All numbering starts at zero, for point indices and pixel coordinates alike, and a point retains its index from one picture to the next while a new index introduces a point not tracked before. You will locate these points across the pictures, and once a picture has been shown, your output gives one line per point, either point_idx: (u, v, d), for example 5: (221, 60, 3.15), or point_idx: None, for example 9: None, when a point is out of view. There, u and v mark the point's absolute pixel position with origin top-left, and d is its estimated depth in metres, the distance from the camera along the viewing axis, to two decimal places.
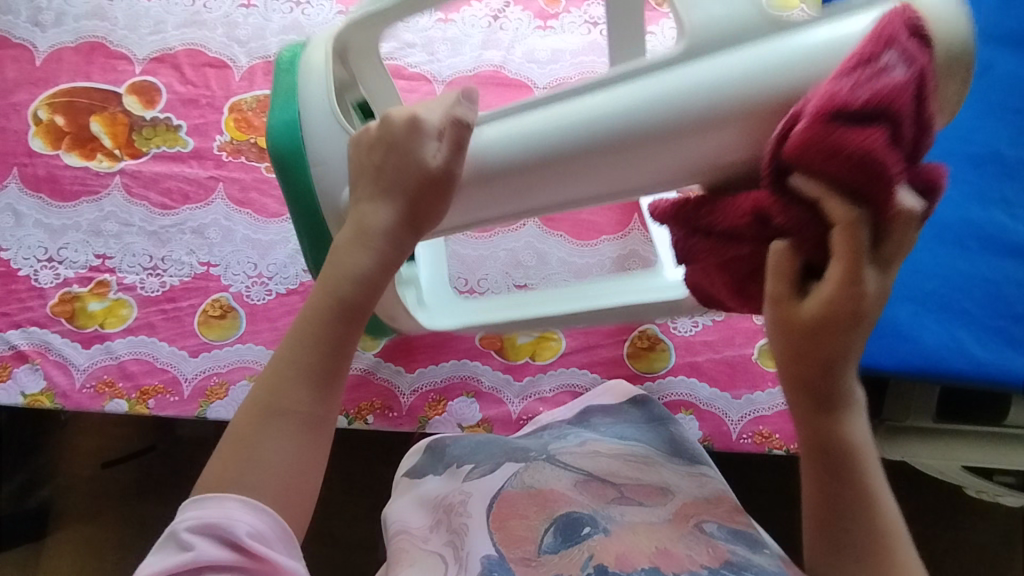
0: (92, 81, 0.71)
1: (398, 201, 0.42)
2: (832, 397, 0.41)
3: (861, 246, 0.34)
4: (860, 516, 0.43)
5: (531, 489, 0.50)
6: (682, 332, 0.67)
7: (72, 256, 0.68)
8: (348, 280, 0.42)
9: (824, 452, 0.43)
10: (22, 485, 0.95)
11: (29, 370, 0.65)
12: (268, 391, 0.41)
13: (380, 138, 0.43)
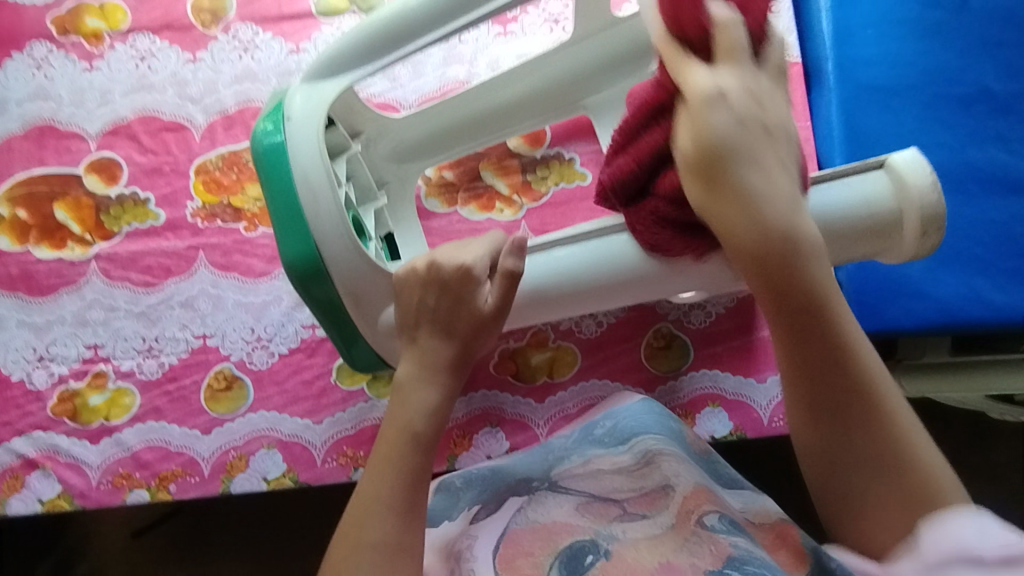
0: (49, 166, 0.68)
1: (455, 343, 0.47)
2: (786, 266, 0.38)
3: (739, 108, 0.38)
4: (863, 419, 0.39)
5: (536, 524, 0.49)
6: (696, 326, 0.65)
7: (62, 352, 0.65)
8: (421, 416, 0.46)
9: (783, 299, 0.39)
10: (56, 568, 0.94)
11: (42, 476, 0.63)
12: (355, 528, 0.43)
13: (428, 285, 0.47)
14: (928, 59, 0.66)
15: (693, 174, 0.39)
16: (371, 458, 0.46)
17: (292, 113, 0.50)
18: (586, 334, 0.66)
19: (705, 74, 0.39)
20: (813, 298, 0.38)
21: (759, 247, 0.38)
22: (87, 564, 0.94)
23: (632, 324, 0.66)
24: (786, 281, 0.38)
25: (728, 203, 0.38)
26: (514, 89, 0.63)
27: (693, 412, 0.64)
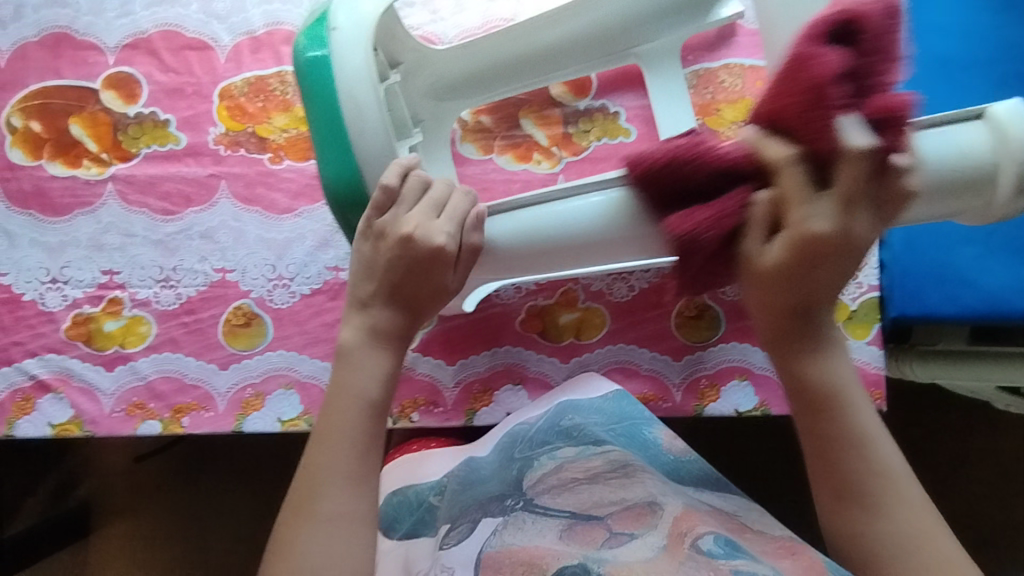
0: (64, 78, 0.64)
1: (406, 313, 0.48)
2: (813, 330, 0.45)
3: (798, 183, 0.38)
4: (852, 458, 0.45)
5: (511, 547, 0.49)
6: (730, 297, 0.63)
7: (77, 275, 0.63)
8: (374, 384, 0.48)
9: (804, 398, 0.46)
10: (58, 486, 0.96)
11: (54, 399, 0.62)
12: (308, 499, 0.45)
13: (389, 254, 0.46)
14: (998, 35, 0.62)
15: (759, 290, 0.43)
16: (318, 427, 0.48)
17: (338, 24, 0.46)
18: (618, 297, 0.64)
19: (811, 193, 0.38)
20: (832, 404, 0.46)
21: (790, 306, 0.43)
22: (88, 486, 0.96)
23: (665, 291, 0.64)
24: (829, 404, 0.46)
25: (785, 270, 0.40)
26: (558, 34, 0.59)
27: (719, 385, 0.62)
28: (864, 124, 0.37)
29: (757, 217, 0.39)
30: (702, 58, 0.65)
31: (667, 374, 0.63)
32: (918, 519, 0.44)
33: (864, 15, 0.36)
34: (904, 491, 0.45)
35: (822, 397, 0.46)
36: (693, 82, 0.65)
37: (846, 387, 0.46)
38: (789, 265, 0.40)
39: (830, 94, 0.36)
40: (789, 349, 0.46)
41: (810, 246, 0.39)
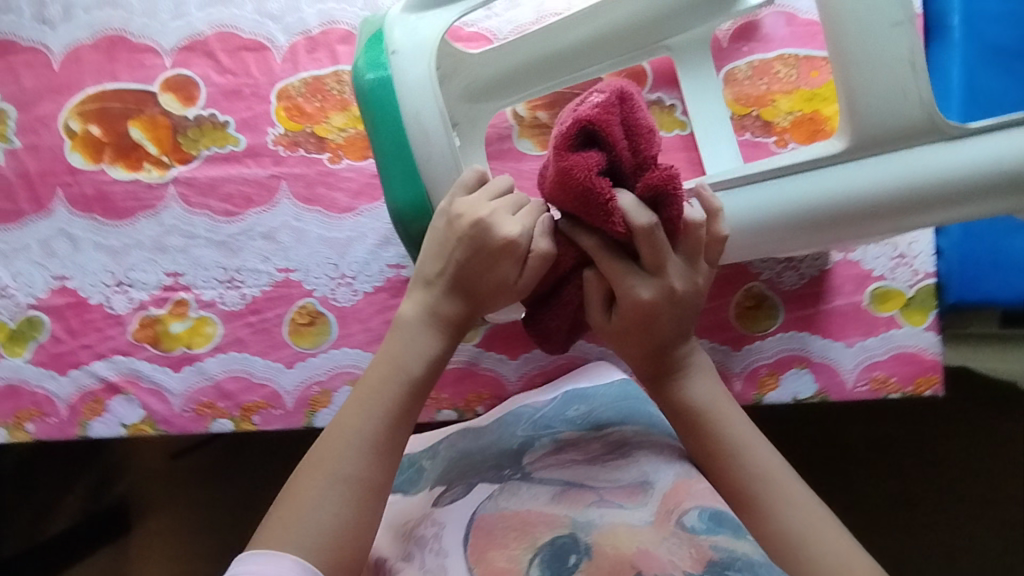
0: (121, 82, 0.64)
1: (467, 303, 0.50)
2: (665, 364, 0.52)
3: (611, 262, 0.48)
4: (720, 471, 0.50)
5: (506, 512, 0.52)
6: (789, 286, 0.64)
7: (141, 278, 0.64)
8: (416, 362, 0.49)
9: (678, 418, 0.52)
10: (97, 483, 0.98)
11: (124, 401, 0.63)
12: (329, 458, 0.46)
13: (456, 234, 0.48)
14: None
15: (618, 337, 0.51)
16: (349, 401, 0.49)
17: (397, 48, 0.52)
18: None
19: (627, 268, 0.48)
20: (703, 422, 0.51)
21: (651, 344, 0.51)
22: (126, 483, 0.98)
23: (724, 282, 0.64)
24: (700, 423, 0.51)
25: (624, 321, 0.50)
26: (577, 36, 0.59)
27: (778, 373, 0.64)
28: (643, 201, 0.45)
29: (590, 295, 0.50)
30: (756, 49, 0.65)
31: (727, 363, 0.64)
32: (812, 518, 0.47)
33: (630, 94, 0.44)
34: (795, 496, 0.48)
35: (690, 417, 0.51)
36: (748, 74, 0.65)
37: (710, 407, 0.51)
38: (624, 323, 0.50)
39: (598, 188, 0.43)
40: (657, 376, 0.53)
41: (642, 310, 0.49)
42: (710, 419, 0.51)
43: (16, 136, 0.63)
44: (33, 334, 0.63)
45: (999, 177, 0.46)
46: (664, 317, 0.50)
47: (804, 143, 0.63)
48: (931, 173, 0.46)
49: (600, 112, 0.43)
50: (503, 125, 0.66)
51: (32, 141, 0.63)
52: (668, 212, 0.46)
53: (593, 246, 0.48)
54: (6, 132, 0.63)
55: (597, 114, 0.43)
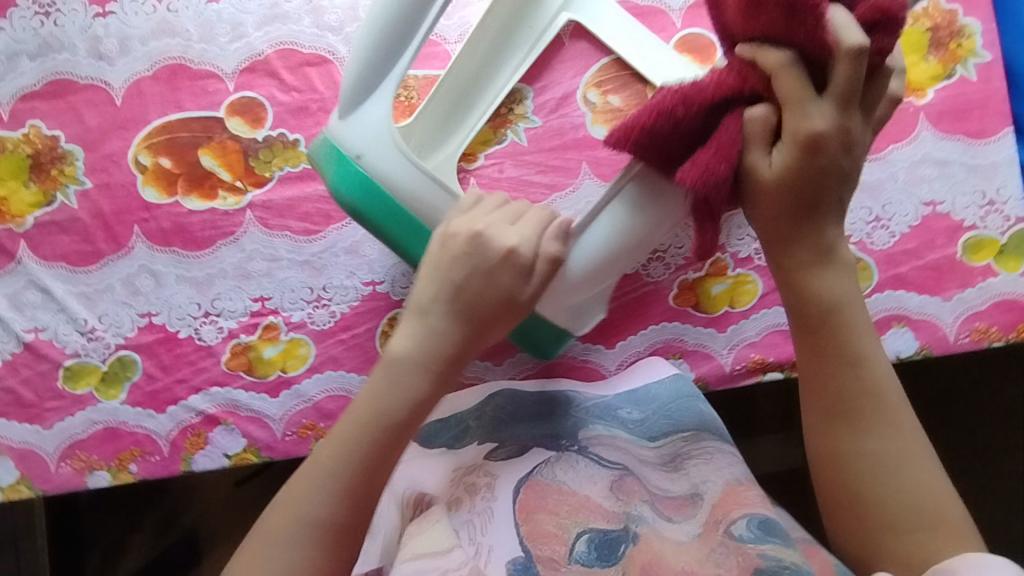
0: (186, 110, 0.63)
1: (466, 327, 0.50)
2: (817, 235, 0.48)
3: (790, 85, 0.44)
4: (856, 368, 0.49)
5: (564, 487, 0.52)
6: (881, 246, 0.63)
7: (228, 306, 0.63)
8: (399, 405, 0.49)
9: (807, 311, 0.49)
10: (161, 519, 0.94)
11: (225, 431, 0.63)
12: (289, 501, 0.47)
13: (460, 261, 0.50)
14: None
15: (772, 198, 0.47)
16: (335, 431, 0.49)
17: (360, 150, 0.53)
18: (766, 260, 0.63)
19: (809, 96, 0.44)
20: (842, 319, 0.49)
21: (800, 204, 0.47)
22: (192, 515, 0.95)
23: None
24: (826, 320, 0.49)
25: (784, 176, 0.46)
26: (491, 38, 0.60)
27: (878, 334, 0.63)
28: (802, 65, 0.44)
29: (755, 133, 0.45)
30: None
31: None
32: (907, 437, 0.48)
33: None
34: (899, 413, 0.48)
35: (827, 310, 0.49)
36: None
37: (846, 304, 0.49)
38: (787, 176, 0.46)
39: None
40: (796, 259, 0.49)
41: (816, 144, 0.45)
42: (844, 320, 0.49)
43: (86, 177, 0.63)
44: (127, 374, 0.63)
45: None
46: (837, 168, 0.46)
47: None
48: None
49: None
50: (576, 114, 0.63)
51: (104, 180, 0.63)
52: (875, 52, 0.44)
53: (765, 115, 0.45)
54: (76, 173, 0.63)
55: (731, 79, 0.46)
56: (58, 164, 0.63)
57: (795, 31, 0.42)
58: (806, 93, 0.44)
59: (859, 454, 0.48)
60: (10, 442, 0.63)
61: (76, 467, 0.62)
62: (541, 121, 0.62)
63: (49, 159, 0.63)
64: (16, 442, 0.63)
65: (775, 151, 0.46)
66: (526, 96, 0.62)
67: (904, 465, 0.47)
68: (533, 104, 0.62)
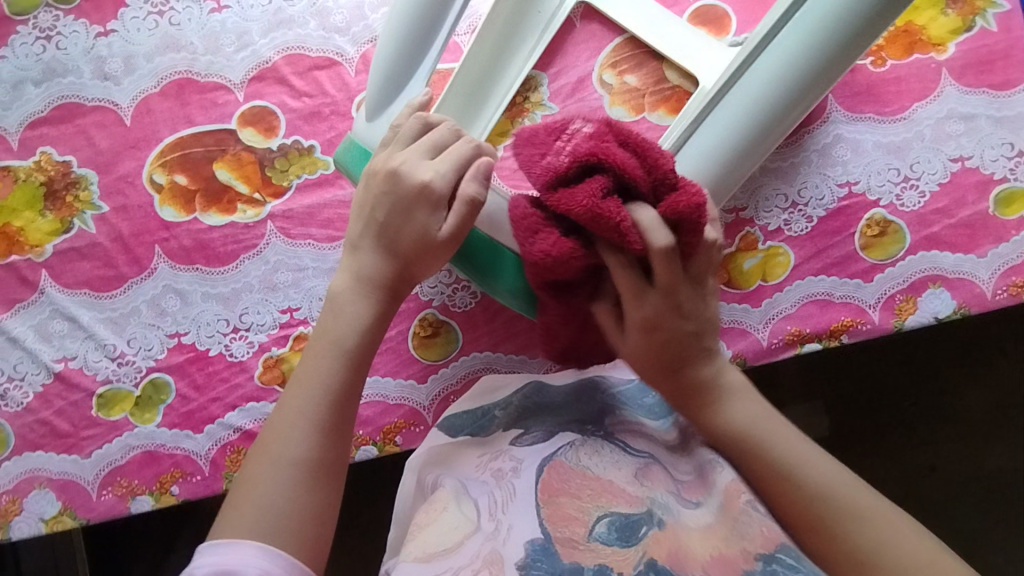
0: (197, 124, 0.62)
1: (395, 261, 0.49)
2: (683, 365, 0.49)
3: (635, 284, 0.46)
4: (776, 493, 0.45)
5: (587, 470, 0.46)
6: (911, 207, 0.62)
7: (257, 320, 0.62)
8: (353, 331, 0.48)
9: (728, 449, 0.47)
10: (195, 538, 0.93)
11: None
12: (272, 442, 0.45)
13: (385, 198, 0.49)
14: None
15: (649, 364, 0.49)
16: (298, 376, 0.47)
17: None
18: (797, 231, 0.63)
19: (640, 283, 0.46)
20: (750, 449, 0.47)
21: (668, 362, 0.48)
22: None
23: (844, 215, 0.62)
24: (750, 446, 0.47)
25: (644, 340, 0.48)
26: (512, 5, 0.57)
27: (914, 296, 0.62)
28: (664, 220, 0.44)
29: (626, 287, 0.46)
30: None
31: (861, 297, 0.62)
32: (863, 508, 0.44)
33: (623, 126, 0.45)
34: (858, 509, 0.44)
35: (738, 445, 0.47)
36: None
37: (752, 431, 0.47)
38: (646, 350, 0.48)
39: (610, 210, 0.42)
40: (697, 406, 0.49)
41: (655, 328, 0.47)
42: (754, 445, 0.47)
43: (102, 201, 0.62)
44: (160, 396, 0.62)
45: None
46: (690, 332, 0.48)
47: (903, 58, 0.63)
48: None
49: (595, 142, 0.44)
50: (593, 97, 0.61)
51: (121, 202, 0.62)
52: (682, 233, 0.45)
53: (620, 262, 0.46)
54: (91, 198, 0.62)
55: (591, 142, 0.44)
56: (73, 190, 0.62)
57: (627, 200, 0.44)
58: (641, 286, 0.46)
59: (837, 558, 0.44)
60: (49, 474, 0.62)
61: (118, 493, 0.62)
62: (558, 108, 0.61)
63: (64, 185, 0.62)
64: (55, 473, 0.62)
65: (649, 310, 0.47)
66: (541, 83, 0.61)
67: (880, 548, 0.43)
68: (549, 91, 0.61)
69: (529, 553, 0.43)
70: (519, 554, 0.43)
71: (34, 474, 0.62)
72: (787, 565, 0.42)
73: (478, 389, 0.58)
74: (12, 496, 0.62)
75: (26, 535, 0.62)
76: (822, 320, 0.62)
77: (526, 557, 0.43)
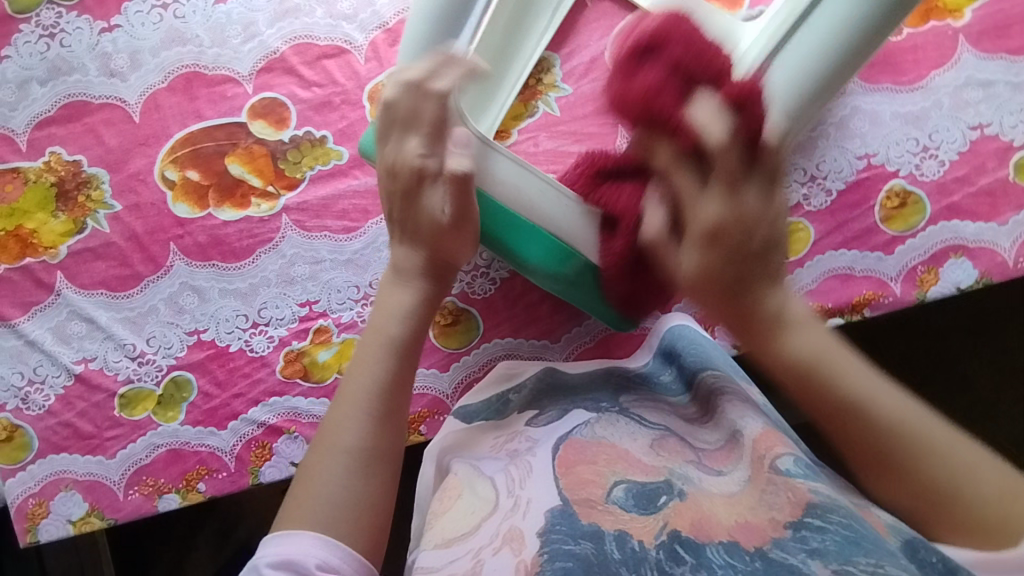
0: (207, 119, 0.61)
1: (420, 248, 0.52)
2: (740, 281, 0.46)
3: (688, 185, 0.47)
4: (855, 419, 0.43)
5: (603, 440, 0.45)
6: (931, 176, 0.62)
7: (276, 314, 0.62)
8: (396, 321, 0.49)
9: (786, 375, 0.45)
10: (215, 535, 0.94)
11: (289, 440, 0.62)
12: (329, 432, 0.45)
13: (395, 189, 0.52)
14: None
15: (710, 290, 0.46)
16: (351, 372, 0.48)
17: None
18: (817, 205, 0.62)
19: (699, 185, 0.46)
20: (818, 376, 0.44)
21: (732, 285, 0.46)
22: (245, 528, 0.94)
23: (864, 187, 0.62)
24: (809, 385, 0.44)
25: (709, 268, 0.46)
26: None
27: (936, 267, 0.61)
28: (726, 109, 0.45)
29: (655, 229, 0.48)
30: None
31: (882, 270, 0.62)
32: (932, 435, 0.42)
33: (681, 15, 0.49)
34: (927, 442, 0.42)
35: (803, 377, 0.44)
36: None
37: (819, 355, 0.44)
38: (708, 267, 0.46)
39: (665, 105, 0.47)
40: (755, 327, 0.46)
41: (718, 234, 0.45)
42: (824, 372, 0.44)
43: (115, 200, 0.62)
44: (182, 394, 0.62)
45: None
46: (762, 238, 0.46)
47: (919, 25, 0.63)
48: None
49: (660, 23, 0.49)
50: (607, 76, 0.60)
51: (133, 200, 0.62)
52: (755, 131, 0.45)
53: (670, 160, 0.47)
54: (103, 198, 0.62)
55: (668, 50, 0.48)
56: (84, 190, 0.62)
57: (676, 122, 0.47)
58: (699, 185, 0.46)
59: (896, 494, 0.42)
60: (75, 476, 0.62)
61: (145, 492, 0.62)
62: (571, 88, 0.61)
63: (75, 185, 0.62)
64: (81, 475, 0.62)
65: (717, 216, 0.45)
66: (554, 63, 0.61)
67: (958, 472, 0.41)
68: (562, 72, 0.61)
69: (548, 519, 0.40)
70: (538, 522, 0.40)
71: (60, 477, 0.62)
72: (817, 527, 0.38)
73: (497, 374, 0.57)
74: (38, 499, 0.62)
75: (54, 537, 0.62)
76: (844, 294, 0.61)
77: (546, 525, 0.40)
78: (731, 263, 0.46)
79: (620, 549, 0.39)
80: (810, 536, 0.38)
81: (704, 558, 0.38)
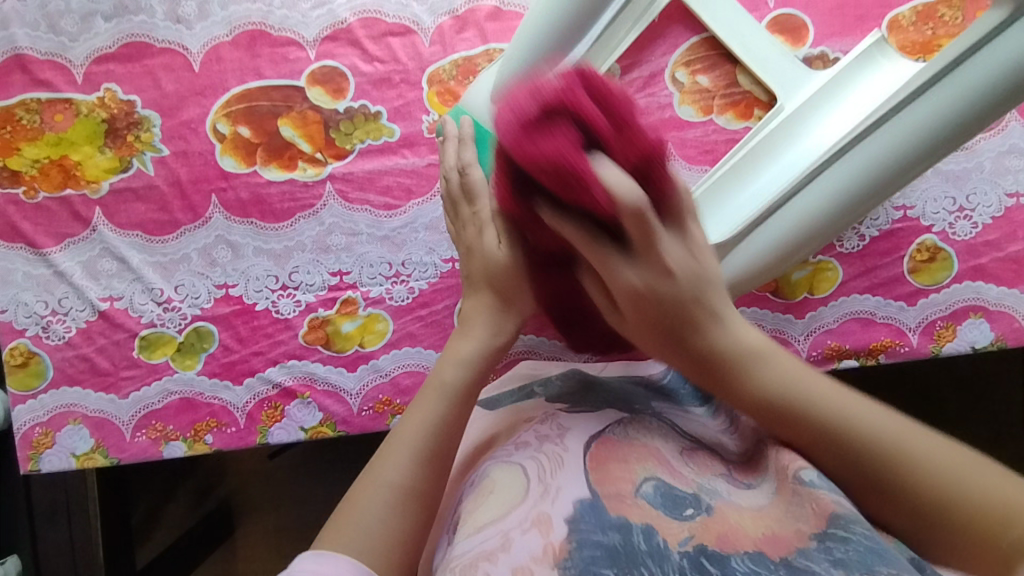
0: (266, 78, 0.62)
1: (485, 288, 0.53)
2: (670, 312, 0.43)
3: (594, 240, 0.40)
4: (801, 410, 0.41)
5: (635, 440, 0.46)
6: (962, 237, 0.63)
7: (306, 280, 0.62)
8: (458, 365, 0.50)
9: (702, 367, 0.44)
10: (197, 489, 0.95)
11: (302, 404, 0.62)
12: (377, 465, 0.46)
13: (459, 241, 0.56)
14: None
15: (636, 323, 0.44)
16: (406, 416, 0.49)
17: None
18: (848, 248, 0.63)
19: (620, 259, 0.41)
20: (732, 365, 0.43)
21: (661, 324, 0.43)
22: (228, 485, 0.95)
23: (896, 238, 0.63)
24: (781, 419, 0.42)
25: (624, 297, 0.42)
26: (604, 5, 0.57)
27: (954, 324, 0.63)
28: (626, 171, 0.38)
29: (608, 276, 0.41)
30: None
31: (902, 319, 0.63)
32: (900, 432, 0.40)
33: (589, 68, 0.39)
34: (893, 446, 0.39)
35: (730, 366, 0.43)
36: (912, 20, 0.61)
37: (756, 349, 0.43)
38: (632, 297, 0.42)
39: (571, 164, 0.37)
40: (692, 359, 0.44)
41: (640, 296, 0.42)
42: (753, 365, 0.42)
43: (163, 144, 0.62)
44: (203, 345, 0.62)
45: (1014, 88, 0.44)
46: (680, 291, 0.42)
47: None
48: (944, 107, 0.46)
49: (562, 86, 0.39)
50: (663, 93, 0.61)
51: (181, 147, 0.62)
52: (647, 181, 0.39)
53: (576, 229, 0.40)
54: (152, 140, 0.62)
55: (562, 85, 0.39)
56: (134, 130, 0.62)
57: (580, 180, 0.37)
58: (620, 251, 0.41)
59: (875, 478, 0.39)
60: (84, 411, 0.62)
61: (152, 437, 0.62)
62: (628, 100, 0.62)
63: (125, 124, 0.62)
64: (91, 410, 0.62)
65: (631, 282, 0.41)
66: (614, 74, 0.62)
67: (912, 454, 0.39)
68: (621, 83, 0.62)
69: (577, 509, 0.40)
70: (566, 509, 0.40)
71: (69, 409, 0.62)
72: (841, 538, 0.37)
73: (518, 374, 0.59)
74: (45, 428, 0.62)
75: (55, 468, 0.63)
76: (862, 338, 0.63)
77: (575, 513, 0.40)
78: (658, 309, 0.42)
79: (648, 541, 0.39)
80: (835, 546, 0.37)
81: (728, 568, 0.37)
